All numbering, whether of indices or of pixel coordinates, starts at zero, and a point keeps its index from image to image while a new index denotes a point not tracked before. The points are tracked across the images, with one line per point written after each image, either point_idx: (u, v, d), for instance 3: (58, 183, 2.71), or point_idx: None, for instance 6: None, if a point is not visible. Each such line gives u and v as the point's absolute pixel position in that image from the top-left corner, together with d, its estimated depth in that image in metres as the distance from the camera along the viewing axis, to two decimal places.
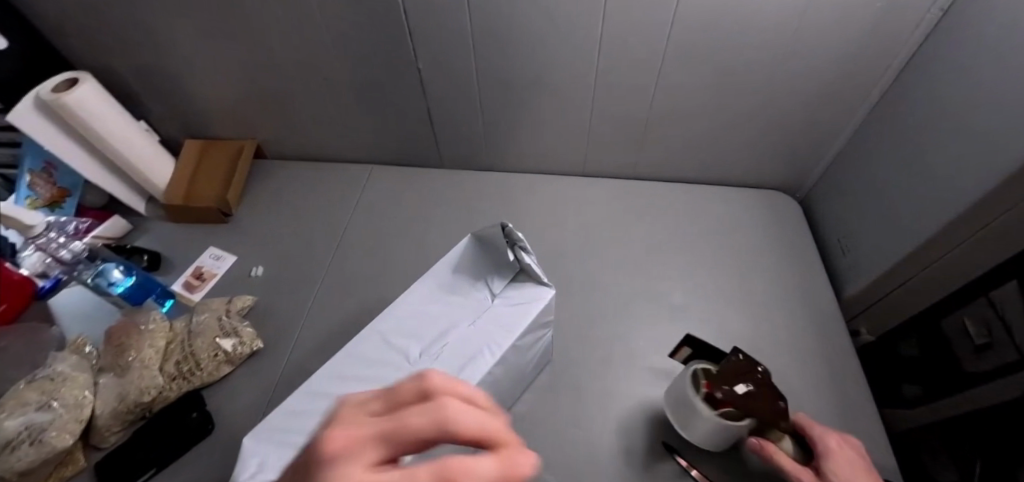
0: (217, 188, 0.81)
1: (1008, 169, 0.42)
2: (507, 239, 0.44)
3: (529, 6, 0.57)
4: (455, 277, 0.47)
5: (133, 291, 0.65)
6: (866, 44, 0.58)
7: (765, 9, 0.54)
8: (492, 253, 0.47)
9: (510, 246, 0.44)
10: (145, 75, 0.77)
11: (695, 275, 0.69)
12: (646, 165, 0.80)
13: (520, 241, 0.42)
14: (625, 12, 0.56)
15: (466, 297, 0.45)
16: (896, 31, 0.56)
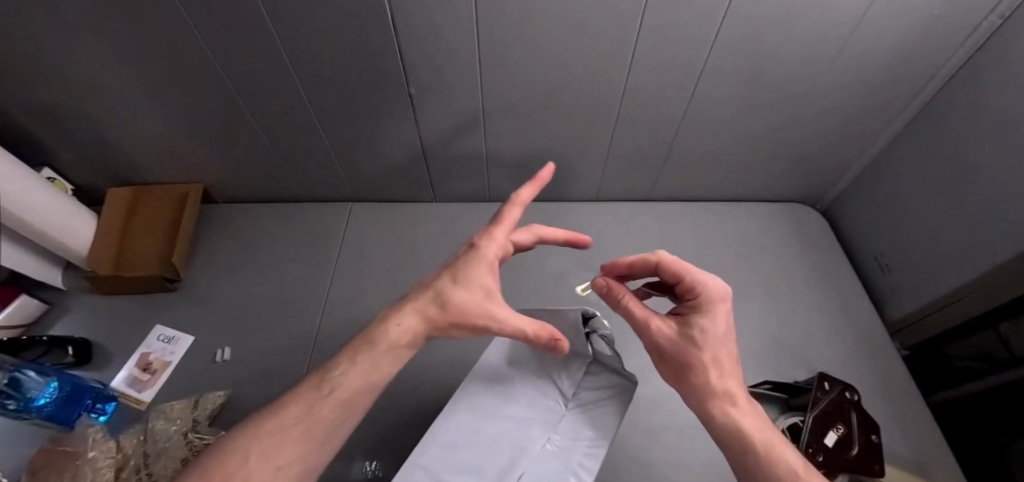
0: (157, 247, 0.66)
1: None
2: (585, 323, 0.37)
3: (542, 20, 0.47)
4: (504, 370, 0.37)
5: (60, 406, 0.51)
6: (910, 56, 0.52)
7: (814, 18, 0.47)
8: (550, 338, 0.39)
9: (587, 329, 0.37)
10: (41, 114, 0.60)
11: (736, 308, 0.63)
12: (665, 185, 0.73)
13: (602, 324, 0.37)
14: (657, 25, 0.47)
15: (529, 399, 0.35)
16: (943, 43, 0.50)
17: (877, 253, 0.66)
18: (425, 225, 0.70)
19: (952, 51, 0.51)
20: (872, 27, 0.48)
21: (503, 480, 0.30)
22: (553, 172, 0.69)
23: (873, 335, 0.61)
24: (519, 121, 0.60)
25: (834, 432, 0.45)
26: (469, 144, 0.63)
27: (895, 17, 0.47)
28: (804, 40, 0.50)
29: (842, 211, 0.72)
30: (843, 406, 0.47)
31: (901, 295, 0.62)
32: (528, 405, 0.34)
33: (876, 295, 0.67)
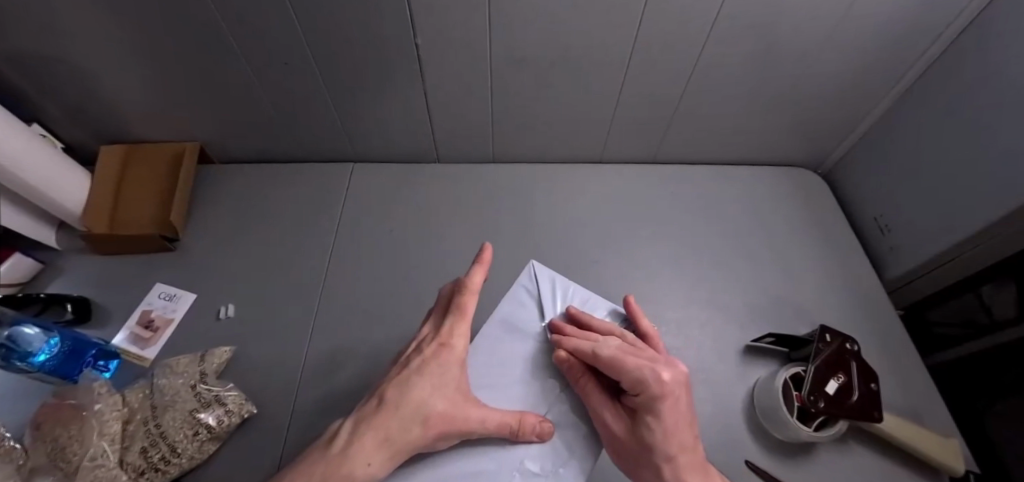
0: (154, 207, 0.64)
1: None
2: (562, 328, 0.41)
3: None
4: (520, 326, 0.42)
5: (62, 362, 0.50)
6: (922, 11, 0.51)
7: None
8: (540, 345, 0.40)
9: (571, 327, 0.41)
10: (23, 66, 0.57)
11: (738, 268, 0.64)
12: (669, 148, 0.72)
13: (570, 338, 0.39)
14: None
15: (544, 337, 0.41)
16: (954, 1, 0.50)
17: (877, 214, 0.66)
18: (427, 187, 0.68)
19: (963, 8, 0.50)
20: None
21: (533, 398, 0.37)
22: (557, 133, 0.68)
23: (870, 294, 0.62)
24: (525, 78, 0.59)
25: (834, 383, 0.46)
26: (473, 102, 0.62)
27: None
28: None
29: (843, 174, 0.73)
30: (847, 360, 0.48)
31: (897, 254, 0.64)
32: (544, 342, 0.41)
33: (874, 257, 0.68)
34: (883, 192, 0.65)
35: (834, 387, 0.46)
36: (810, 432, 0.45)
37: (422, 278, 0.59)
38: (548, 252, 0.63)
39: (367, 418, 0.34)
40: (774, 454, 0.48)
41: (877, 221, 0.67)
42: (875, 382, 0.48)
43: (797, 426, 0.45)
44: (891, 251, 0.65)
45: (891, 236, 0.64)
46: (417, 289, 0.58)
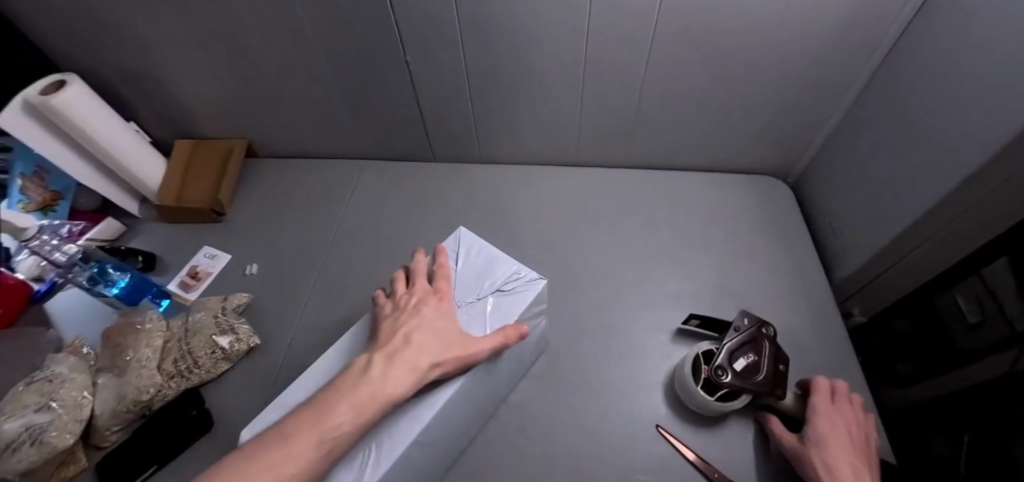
0: (209, 188, 0.81)
1: (988, 152, 0.43)
2: (468, 292, 0.45)
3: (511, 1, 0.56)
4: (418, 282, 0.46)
5: (128, 292, 0.65)
6: (851, 31, 0.56)
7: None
8: None
9: (471, 294, 0.45)
10: (130, 78, 0.76)
11: (688, 263, 0.69)
12: (637, 155, 0.80)
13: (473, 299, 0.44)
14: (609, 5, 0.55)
15: None
16: (879, 22, 0.55)
17: (832, 220, 0.70)
18: (422, 180, 0.81)
19: (890, 27, 0.55)
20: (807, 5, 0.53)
21: None
22: (534, 139, 0.78)
23: (816, 296, 0.65)
24: (501, 90, 0.70)
25: (742, 361, 0.50)
26: (460, 110, 0.74)
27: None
28: (748, 17, 0.55)
29: (808, 182, 0.76)
30: (761, 342, 0.51)
31: (848, 260, 0.67)
32: None
33: (830, 261, 0.71)
34: (837, 199, 0.68)
35: (740, 365, 0.50)
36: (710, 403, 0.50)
37: (405, 254, 0.71)
38: (514, 239, 0.72)
39: (351, 380, 0.34)
40: (688, 420, 0.53)
41: (834, 228, 0.70)
42: (784, 364, 0.51)
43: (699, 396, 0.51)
44: (844, 257, 0.67)
45: (844, 242, 0.67)
46: (399, 261, 0.70)
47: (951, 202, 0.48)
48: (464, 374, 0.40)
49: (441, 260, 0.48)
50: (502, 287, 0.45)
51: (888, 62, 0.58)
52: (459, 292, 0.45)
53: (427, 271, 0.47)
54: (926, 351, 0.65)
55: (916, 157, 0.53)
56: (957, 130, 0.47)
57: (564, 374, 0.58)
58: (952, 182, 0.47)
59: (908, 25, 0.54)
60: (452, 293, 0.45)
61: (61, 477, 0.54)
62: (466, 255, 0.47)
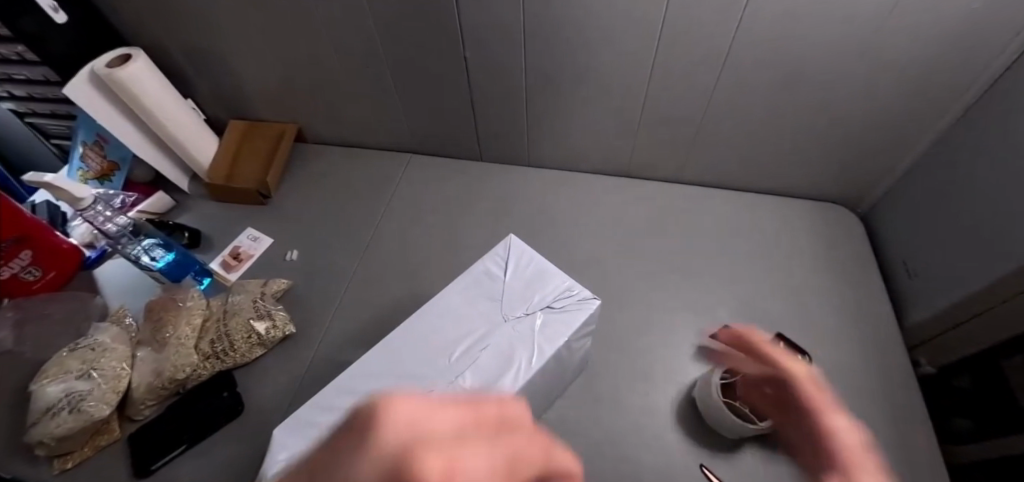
0: (258, 170, 0.81)
1: None
2: (519, 305, 0.41)
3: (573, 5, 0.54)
4: (466, 287, 0.43)
5: (173, 268, 0.65)
6: (951, 59, 0.51)
7: (831, 20, 0.49)
8: (480, 309, 0.41)
9: (522, 308, 0.41)
10: (193, 57, 0.78)
11: (741, 290, 0.65)
12: (693, 172, 0.75)
13: (523, 314, 0.40)
14: (677, 16, 0.52)
15: (482, 304, 0.42)
16: (985, 49, 0.49)
17: (905, 258, 0.64)
18: (466, 179, 0.79)
19: (997, 54, 0.49)
20: (909, 22, 0.48)
21: (465, 359, 0.38)
22: (584, 147, 0.75)
23: (881, 340, 0.60)
24: (555, 94, 0.67)
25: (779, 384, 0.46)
26: (512, 111, 0.72)
27: (923, 19, 0.47)
28: (837, 31, 0.50)
29: (880, 214, 0.70)
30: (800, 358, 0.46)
31: (923, 304, 0.61)
32: (482, 308, 0.42)
33: (899, 302, 0.66)
34: (914, 237, 0.63)
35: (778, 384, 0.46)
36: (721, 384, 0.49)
37: (445, 255, 0.69)
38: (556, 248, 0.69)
39: None
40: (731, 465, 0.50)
41: (908, 267, 0.64)
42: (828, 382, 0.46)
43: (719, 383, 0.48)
44: (918, 301, 0.62)
45: (920, 284, 0.61)
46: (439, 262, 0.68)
47: None
48: (506, 396, 0.36)
49: (489, 267, 0.44)
50: (553, 305, 0.41)
51: (990, 93, 0.53)
52: (510, 304, 0.41)
53: (474, 278, 0.44)
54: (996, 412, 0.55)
55: (1010, 201, 0.48)
56: None
57: (603, 397, 0.56)
58: None
59: (1020, 52, 0.48)
60: (499, 304, 0.41)
61: (95, 446, 0.54)
62: (518, 265, 0.44)
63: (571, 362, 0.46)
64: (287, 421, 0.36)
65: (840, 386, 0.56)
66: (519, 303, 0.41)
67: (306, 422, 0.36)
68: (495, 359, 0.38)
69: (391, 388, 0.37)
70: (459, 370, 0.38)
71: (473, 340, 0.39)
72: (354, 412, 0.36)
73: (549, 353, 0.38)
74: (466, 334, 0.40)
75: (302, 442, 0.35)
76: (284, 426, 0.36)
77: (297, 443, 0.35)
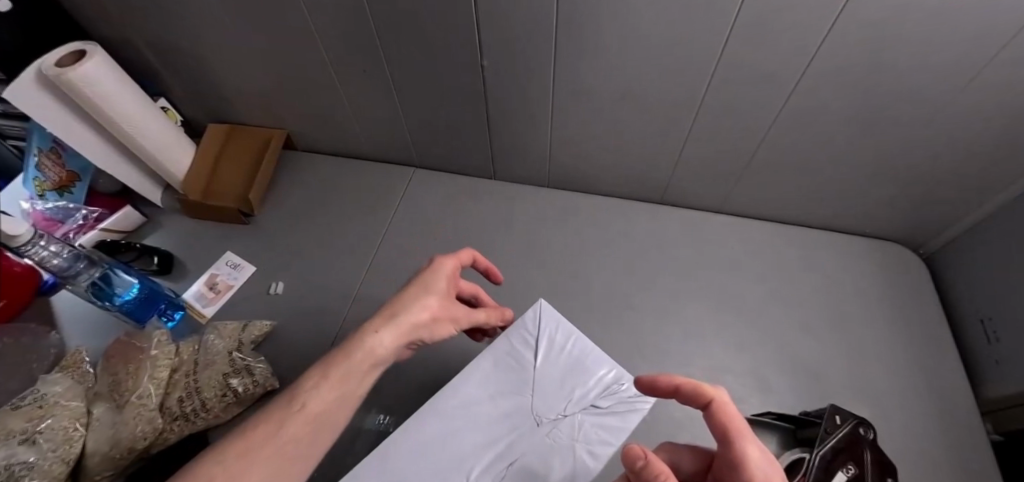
0: (239, 184, 0.71)
1: None
2: (557, 404, 0.38)
3: (613, 15, 0.44)
4: (497, 373, 0.41)
5: (138, 305, 0.57)
6: None
7: (933, 46, 0.39)
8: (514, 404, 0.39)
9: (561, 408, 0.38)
10: (163, 53, 0.67)
11: (792, 344, 0.57)
12: (736, 202, 0.66)
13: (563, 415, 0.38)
14: (741, 33, 0.42)
15: (516, 397, 0.39)
16: None
17: (983, 316, 0.56)
18: (476, 201, 0.70)
19: None
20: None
21: (496, 468, 0.35)
22: (612, 169, 0.66)
23: (954, 412, 0.52)
24: (582, 111, 0.58)
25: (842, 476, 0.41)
26: (531, 127, 0.62)
27: None
28: (947, 57, 0.40)
29: (948, 259, 0.62)
30: (856, 439, 0.43)
31: (1004, 372, 0.53)
32: (516, 402, 0.39)
33: (970, 363, 0.58)
34: (994, 292, 0.54)
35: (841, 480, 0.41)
36: None
37: None
38: (580, 287, 0.60)
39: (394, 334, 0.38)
40: None
41: (986, 326, 0.56)
42: (892, 475, 0.43)
43: None
44: (998, 367, 0.53)
45: (1001, 348, 0.53)
46: None
47: None
48: None
49: (523, 351, 0.42)
50: (596, 404, 0.39)
51: None
52: (547, 401, 0.39)
53: (507, 364, 0.41)
54: None
55: None
56: None
57: None
58: None
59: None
60: (536, 401, 0.39)
61: None
62: (553, 353, 0.42)
63: None
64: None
65: (909, 468, 0.48)
66: (558, 402, 0.39)
67: None
68: (530, 471, 0.35)
69: None
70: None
71: (506, 444, 0.36)
72: None
73: (592, 472, 0.35)
74: (500, 434, 0.37)
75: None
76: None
77: None
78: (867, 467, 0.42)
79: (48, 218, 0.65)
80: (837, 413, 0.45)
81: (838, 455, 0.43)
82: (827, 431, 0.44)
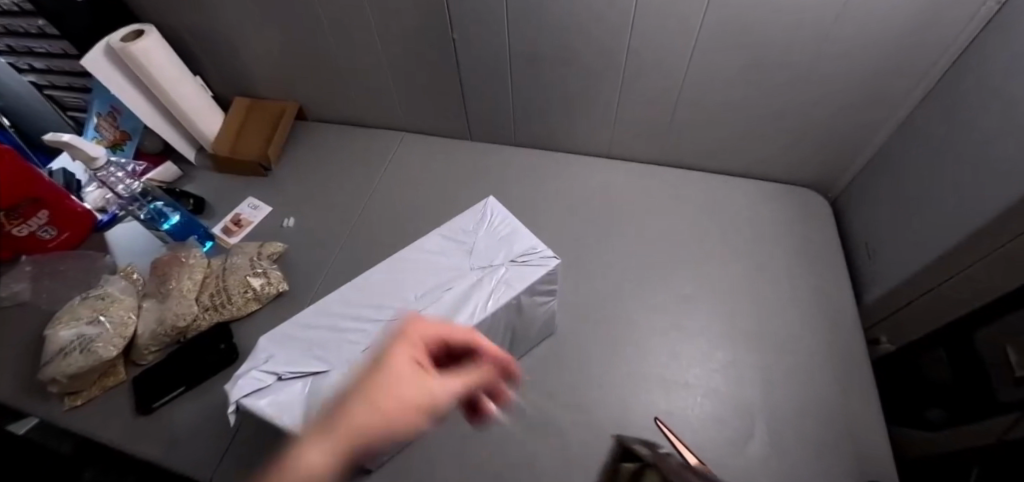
0: (260, 145, 0.86)
1: (1013, 195, 0.41)
2: (487, 265, 0.45)
3: None
4: (445, 242, 0.48)
5: (178, 229, 0.71)
6: (904, 55, 0.54)
7: (786, 16, 0.52)
8: (452, 257, 0.46)
9: (489, 263, 0.45)
10: (201, 34, 0.82)
11: (709, 265, 0.69)
12: (672, 155, 0.79)
13: (493, 263, 0.44)
14: (653, 5, 0.55)
15: (455, 254, 0.46)
16: (926, 52, 0.52)
17: (868, 243, 0.67)
18: (456, 157, 0.84)
19: (942, 52, 0.52)
20: (871, 15, 0.50)
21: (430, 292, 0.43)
22: (568, 130, 0.79)
23: (838, 317, 0.63)
24: (540, 77, 0.71)
25: None
26: (500, 92, 0.76)
27: (871, 15, 0.50)
28: (803, 24, 0.53)
29: (849, 200, 0.74)
30: None
31: (879, 286, 0.65)
32: (455, 255, 0.46)
33: (860, 284, 0.69)
34: (874, 221, 0.66)
35: None
36: None
37: (432, 227, 0.74)
38: (538, 223, 0.73)
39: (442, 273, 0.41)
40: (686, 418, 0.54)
41: (869, 250, 0.68)
42: None
43: None
44: (875, 282, 0.65)
45: (877, 266, 0.65)
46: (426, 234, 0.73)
47: (978, 240, 0.46)
48: None
49: (466, 224, 0.49)
50: (516, 259, 0.45)
51: (940, 89, 0.55)
52: (484, 258, 0.45)
53: (461, 236, 0.48)
54: (925, 390, 0.61)
55: (951, 187, 0.51)
56: (992, 163, 0.45)
57: (570, 359, 0.60)
58: (979, 219, 0.45)
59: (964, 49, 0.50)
60: (469, 256, 0.46)
61: (102, 386, 0.60)
62: (490, 224, 0.48)
63: (533, 317, 0.50)
64: (305, 310, 0.43)
65: (795, 355, 0.60)
66: (489, 251, 0.46)
67: (292, 319, 0.43)
68: (457, 301, 0.42)
69: (364, 314, 0.43)
70: (421, 301, 0.43)
71: (439, 283, 0.44)
72: (333, 327, 0.42)
73: (503, 301, 0.42)
74: (443, 283, 0.44)
75: (305, 332, 0.41)
76: (270, 337, 0.41)
77: (278, 346, 0.40)
78: None
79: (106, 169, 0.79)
80: None
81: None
82: None
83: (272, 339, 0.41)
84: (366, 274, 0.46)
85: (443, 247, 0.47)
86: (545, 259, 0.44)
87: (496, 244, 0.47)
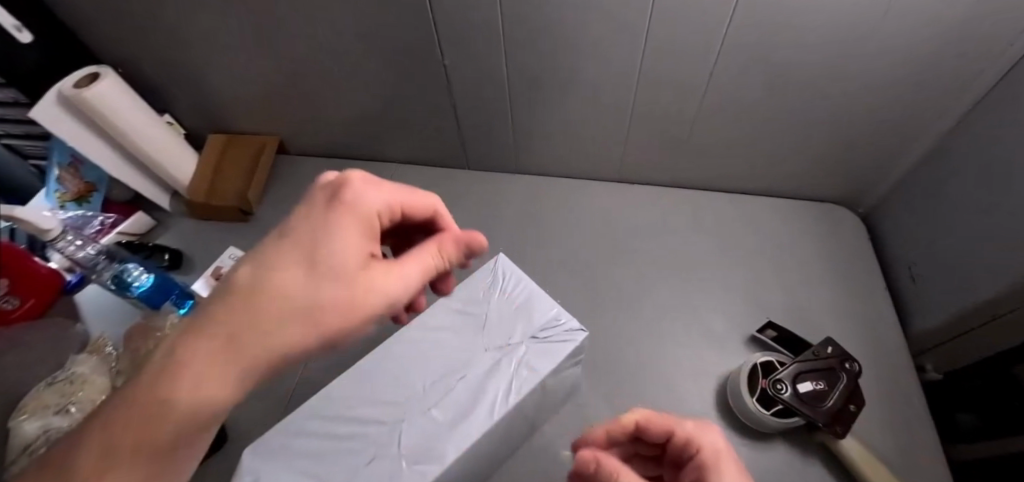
0: (240, 186, 0.79)
1: None
2: (504, 343, 0.39)
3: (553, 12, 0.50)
4: (452, 315, 0.42)
5: (153, 293, 0.64)
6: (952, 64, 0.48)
7: (820, 28, 0.46)
8: (463, 332, 0.40)
9: (507, 340, 0.39)
10: (166, 70, 0.75)
11: (740, 297, 0.63)
12: (688, 175, 0.72)
13: (512, 341, 0.39)
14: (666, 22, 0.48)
15: (467, 329, 0.40)
16: (978, 59, 0.46)
17: (911, 264, 0.62)
18: (453, 188, 0.77)
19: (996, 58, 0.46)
20: (918, 24, 0.44)
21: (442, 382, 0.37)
22: (574, 153, 0.73)
23: (886, 350, 0.58)
24: (540, 100, 0.64)
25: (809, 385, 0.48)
26: (497, 117, 0.69)
27: (918, 24, 0.44)
28: (838, 37, 0.47)
29: (884, 216, 0.68)
30: (849, 367, 0.49)
31: (928, 312, 0.59)
32: (467, 331, 0.40)
33: (903, 307, 0.64)
34: (917, 240, 0.60)
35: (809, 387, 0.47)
36: (742, 376, 0.50)
37: None
38: (547, 260, 0.67)
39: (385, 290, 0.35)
40: None
41: (913, 272, 0.62)
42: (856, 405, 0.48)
43: (740, 386, 0.49)
44: (923, 307, 0.60)
45: (925, 290, 0.59)
46: None
47: None
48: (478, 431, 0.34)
49: (475, 290, 0.43)
50: (538, 334, 0.39)
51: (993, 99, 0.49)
52: (500, 334, 0.39)
53: (470, 304, 0.42)
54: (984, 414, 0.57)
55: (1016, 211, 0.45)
56: None
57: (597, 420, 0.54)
58: None
59: (1019, 60, 0.44)
60: (482, 332, 0.40)
61: None
62: (503, 290, 0.42)
63: (556, 390, 0.44)
64: (295, 412, 0.37)
65: None
66: (506, 324, 0.40)
67: (280, 424, 0.36)
68: (474, 392, 0.36)
69: (366, 413, 0.36)
70: (432, 394, 0.37)
71: (451, 370, 0.38)
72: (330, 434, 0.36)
73: (527, 391, 0.36)
74: (457, 367, 0.38)
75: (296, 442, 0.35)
76: (254, 449, 0.35)
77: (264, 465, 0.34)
78: (838, 390, 0.48)
79: (70, 224, 0.72)
80: (832, 347, 0.50)
81: (813, 369, 0.49)
82: (815, 353, 0.50)
83: (256, 453, 0.35)
84: (363, 361, 0.39)
85: (450, 319, 0.41)
86: (572, 333, 0.39)
87: (512, 315, 0.41)
